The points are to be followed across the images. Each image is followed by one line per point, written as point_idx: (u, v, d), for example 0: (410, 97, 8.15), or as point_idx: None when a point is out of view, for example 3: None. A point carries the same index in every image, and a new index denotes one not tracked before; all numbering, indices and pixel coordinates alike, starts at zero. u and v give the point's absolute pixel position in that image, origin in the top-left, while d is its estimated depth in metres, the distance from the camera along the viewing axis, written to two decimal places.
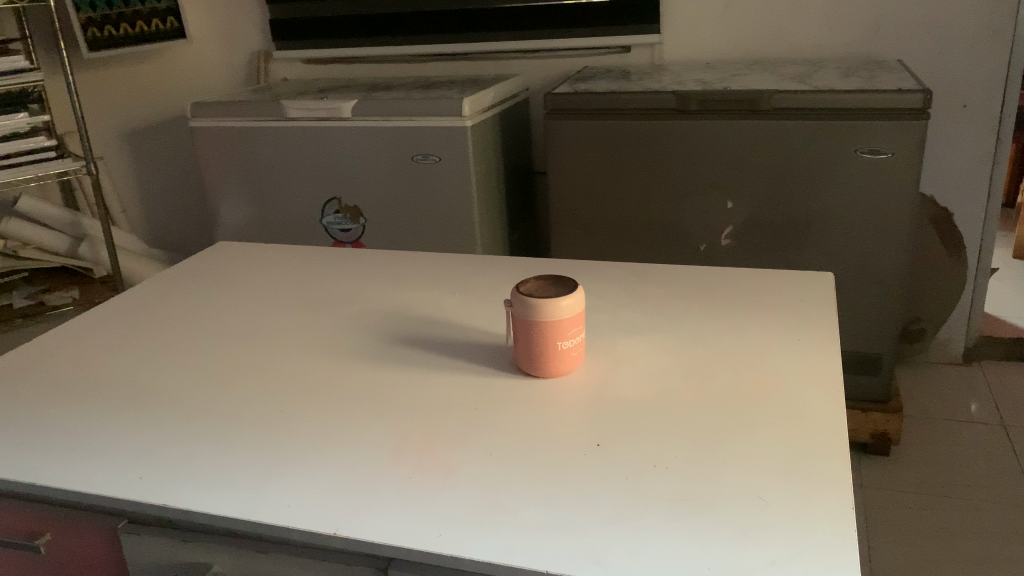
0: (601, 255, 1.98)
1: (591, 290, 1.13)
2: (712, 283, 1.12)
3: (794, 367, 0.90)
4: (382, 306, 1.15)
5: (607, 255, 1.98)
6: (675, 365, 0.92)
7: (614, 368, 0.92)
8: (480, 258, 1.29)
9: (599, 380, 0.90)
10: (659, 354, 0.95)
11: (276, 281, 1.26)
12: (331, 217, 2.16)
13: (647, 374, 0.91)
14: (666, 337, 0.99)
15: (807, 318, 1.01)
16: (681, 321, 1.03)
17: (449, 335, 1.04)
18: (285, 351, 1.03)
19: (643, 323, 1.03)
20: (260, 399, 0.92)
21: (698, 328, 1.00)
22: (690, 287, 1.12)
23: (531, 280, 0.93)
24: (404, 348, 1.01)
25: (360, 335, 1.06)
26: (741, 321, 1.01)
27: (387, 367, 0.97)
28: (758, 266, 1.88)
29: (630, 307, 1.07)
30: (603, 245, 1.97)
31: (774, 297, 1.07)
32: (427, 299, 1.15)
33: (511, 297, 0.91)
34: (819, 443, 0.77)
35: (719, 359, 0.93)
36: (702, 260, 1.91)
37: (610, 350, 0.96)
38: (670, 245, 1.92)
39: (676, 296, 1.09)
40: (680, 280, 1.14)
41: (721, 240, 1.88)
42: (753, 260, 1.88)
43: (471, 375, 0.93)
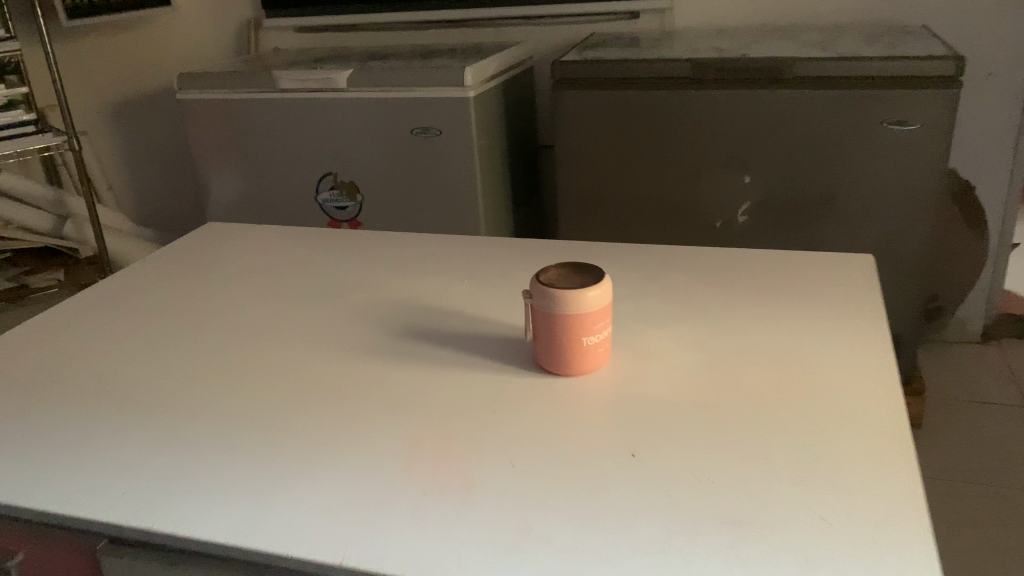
0: (611, 232, 1.89)
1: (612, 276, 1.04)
2: (744, 270, 1.04)
3: (843, 365, 0.81)
4: (385, 295, 1.05)
5: (618, 235, 1.89)
6: (711, 362, 0.84)
7: (644, 365, 0.84)
8: (490, 240, 1.20)
9: (628, 378, 0.82)
10: (693, 349, 0.86)
11: (268, 268, 1.17)
12: (326, 194, 2.06)
13: (682, 372, 0.82)
14: (700, 329, 0.90)
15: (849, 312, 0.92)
16: (713, 311, 0.94)
17: (460, 326, 0.95)
18: (280, 346, 0.94)
19: (672, 313, 0.94)
20: (254, 402, 0.83)
21: (734, 321, 0.92)
22: (720, 273, 1.03)
23: (553, 269, 0.85)
24: (410, 343, 0.92)
25: (362, 327, 0.97)
26: (779, 314, 0.93)
27: (394, 365, 0.88)
28: (776, 246, 1.80)
29: (656, 295, 0.99)
30: (613, 225, 1.88)
31: (813, 284, 0.98)
32: (434, 287, 1.07)
33: (530, 287, 0.82)
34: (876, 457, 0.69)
35: (758, 357, 0.84)
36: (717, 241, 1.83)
37: (638, 344, 0.88)
38: (683, 225, 1.83)
39: (705, 282, 1.01)
40: (709, 266, 1.05)
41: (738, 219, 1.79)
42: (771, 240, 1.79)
43: (486, 373, 0.85)
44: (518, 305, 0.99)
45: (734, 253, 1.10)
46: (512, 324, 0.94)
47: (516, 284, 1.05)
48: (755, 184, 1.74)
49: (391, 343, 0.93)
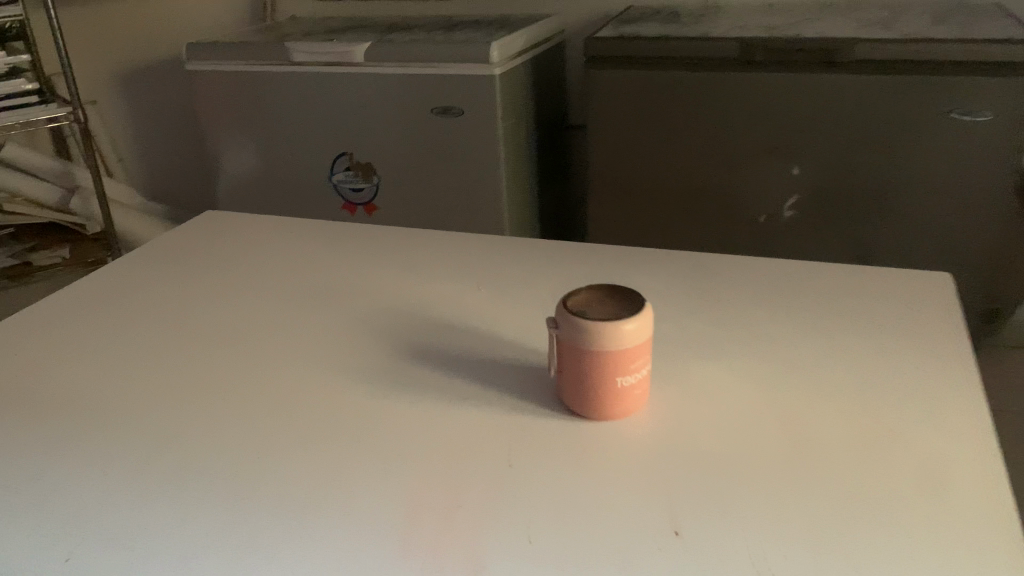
0: (645, 225, 1.75)
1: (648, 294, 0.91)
2: (801, 293, 0.90)
3: (924, 424, 0.69)
4: (390, 307, 0.93)
5: (650, 231, 1.76)
6: (768, 413, 0.71)
7: (687, 412, 0.71)
8: (512, 242, 1.08)
9: (669, 427, 0.70)
10: (746, 393, 0.74)
11: (265, 270, 1.06)
12: (341, 175, 1.94)
13: (732, 424, 0.70)
14: (753, 364, 0.78)
15: (929, 355, 0.79)
16: (769, 341, 0.81)
17: (472, 350, 0.83)
18: (267, 368, 0.83)
19: (720, 342, 0.81)
20: (233, 441, 0.72)
21: (793, 358, 0.79)
22: (773, 292, 0.90)
23: (582, 293, 0.72)
24: (413, 370, 0.80)
25: (360, 347, 0.86)
26: (844, 353, 0.80)
27: (393, 400, 0.76)
28: (824, 246, 1.65)
29: (697, 320, 0.86)
30: (646, 219, 1.75)
31: (883, 315, 0.86)
32: (445, 297, 0.94)
33: (555, 315, 0.70)
34: (980, 558, 0.56)
35: (823, 408, 0.72)
36: (759, 242, 1.68)
37: (679, 382, 0.75)
38: (722, 219, 1.69)
39: (757, 303, 0.88)
40: (759, 285, 0.92)
41: (782, 218, 1.64)
42: (819, 241, 1.64)
43: (499, 414, 0.73)
44: (540, 325, 0.87)
45: (789, 269, 0.96)
46: (532, 349, 0.82)
47: (538, 297, 0.92)
48: (803, 180, 1.60)
49: (392, 370, 0.81)
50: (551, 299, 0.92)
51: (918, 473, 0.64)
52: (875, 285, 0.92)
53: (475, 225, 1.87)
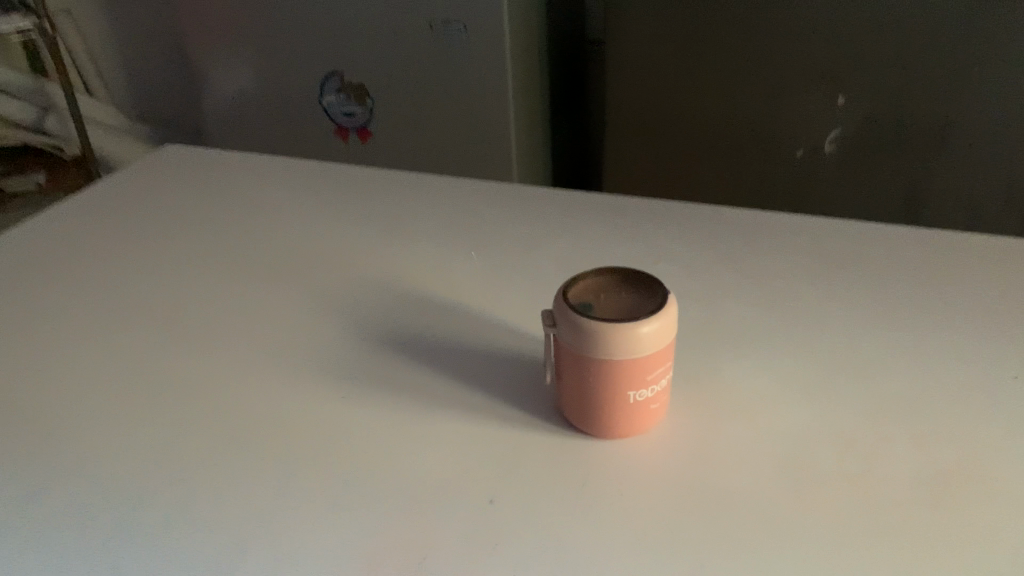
0: (670, 160, 1.58)
1: (670, 280, 0.76)
2: (858, 279, 0.75)
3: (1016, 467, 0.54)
4: (363, 283, 0.79)
5: (675, 167, 1.58)
6: (818, 445, 0.57)
7: (716, 443, 0.57)
8: (513, 196, 0.92)
9: (692, 458, 0.56)
10: (791, 417, 0.60)
11: (227, 229, 0.91)
12: (331, 97, 1.76)
13: (772, 460, 0.56)
14: (797, 375, 0.64)
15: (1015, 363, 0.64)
16: (816, 345, 0.67)
17: (455, 342, 0.68)
18: (211, 356, 0.70)
19: (758, 343, 0.67)
20: (160, 452, 0.60)
21: (850, 368, 0.64)
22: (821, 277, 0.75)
23: (590, 281, 0.57)
24: (381, 367, 0.66)
25: (321, 335, 0.71)
26: (915, 363, 0.64)
27: (353, 408, 0.62)
28: (872, 188, 1.45)
29: (730, 315, 0.71)
30: (671, 159, 1.58)
31: (956, 311, 0.71)
32: (428, 272, 0.79)
33: (554, 311, 0.56)
34: None
35: (890, 441, 0.57)
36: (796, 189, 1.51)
37: (707, 397, 0.62)
38: (757, 156, 1.50)
39: (802, 292, 0.73)
40: (807, 268, 0.77)
41: (823, 159, 1.45)
42: (865, 182, 1.45)
43: (482, 435, 0.58)
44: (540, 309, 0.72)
45: (844, 244, 0.80)
46: (529, 343, 0.67)
47: (539, 272, 0.77)
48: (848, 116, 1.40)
49: (357, 366, 0.67)
50: (553, 275, 0.77)
51: (1011, 538, 0.50)
52: (950, 267, 0.76)
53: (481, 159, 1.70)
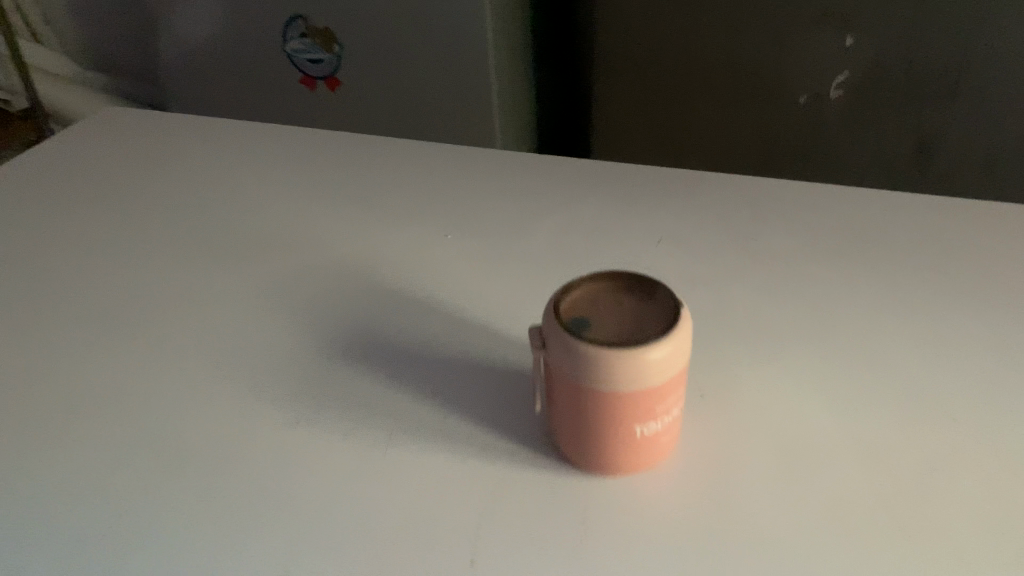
0: (639, 111, 1.31)
1: (676, 265, 0.67)
2: (886, 261, 0.66)
3: None
4: (325, 273, 0.69)
5: (644, 120, 1.32)
6: (854, 474, 0.49)
7: (736, 476, 0.49)
8: (496, 163, 0.81)
9: (709, 498, 0.48)
10: (821, 439, 0.51)
11: (173, 204, 0.81)
12: (296, 42, 1.36)
13: (804, 495, 0.48)
14: (825, 381, 0.56)
15: None
16: (846, 342, 0.59)
17: (434, 347, 0.59)
18: (151, 365, 0.60)
19: (778, 343, 0.59)
20: (94, 490, 0.51)
21: (885, 374, 0.56)
22: (845, 259, 0.67)
23: (584, 290, 0.48)
24: (347, 380, 0.57)
25: (277, 337, 0.62)
26: (959, 363, 0.56)
27: (315, 433, 0.53)
28: (885, 144, 1.17)
29: (747, 309, 0.62)
30: (647, 113, 1.31)
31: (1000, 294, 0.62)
32: (400, 258, 0.70)
33: (543, 328, 0.46)
34: None
35: (937, 464, 0.49)
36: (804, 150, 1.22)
37: (726, 414, 0.54)
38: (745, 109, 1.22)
39: (826, 278, 0.65)
40: (829, 249, 0.68)
41: (827, 114, 1.17)
42: (878, 138, 1.17)
43: (467, 469, 0.50)
44: (531, 303, 0.63)
45: (867, 219, 0.71)
46: (517, 347, 0.59)
47: (528, 256, 0.68)
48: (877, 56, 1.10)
49: (319, 378, 0.58)
50: (544, 260, 0.67)
51: None
52: (987, 243, 0.68)
53: (412, 121, 1.37)
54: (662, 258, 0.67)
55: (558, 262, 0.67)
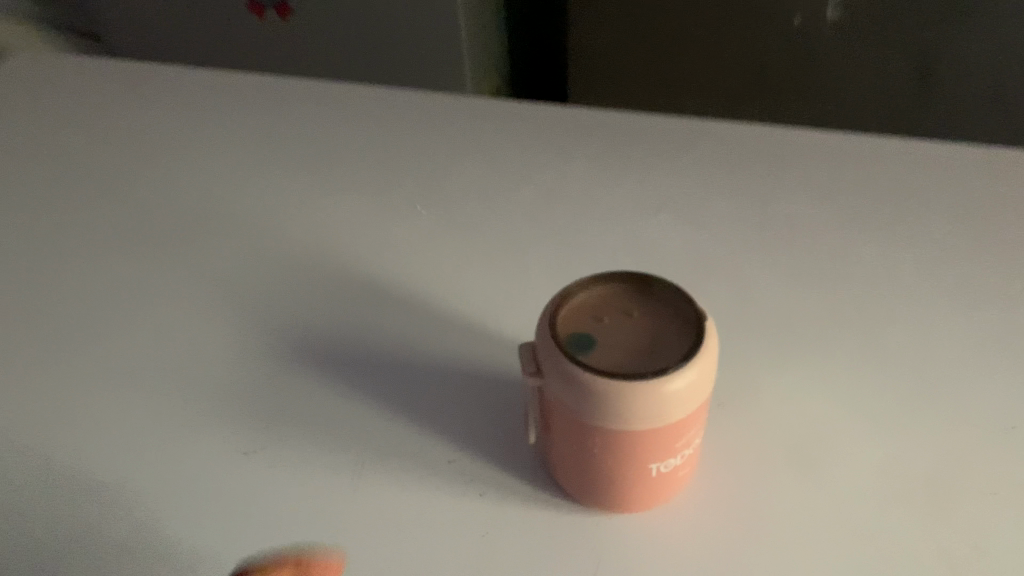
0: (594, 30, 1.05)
1: (680, 237, 0.58)
2: (919, 225, 0.58)
3: None
4: (268, 249, 0.58)
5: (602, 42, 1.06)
6: (895, 497, 0.43)
7: (761, 502, 0.43)
8: (469, 106, 0.69)
9: (735, 537, 0.41)
10: (859, 458, 0.44)
11: (81, 156, 0.67)
12: None
13: (838, 528, 0.42)
14: (862, 384, 0.48)
15: None
16: (888, 334, 0.51)
17: (404, 350, 0.51)
18: (65, 370, 0.50)
19: (808, 336, 0.51)
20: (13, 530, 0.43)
21: (925, 366, 0.49)
22: (878, 228, 0.58)
23: (584, 299, 0.40)
24: (302, 393, 0.48)
25: (216, 331, 0.52)
26: (1010, 356, 0.49)
27: (266, 464, 0.45)
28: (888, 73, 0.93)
29: (764, 289, 0.54)
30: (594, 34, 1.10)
31: None
32: (357, 230, 0.59)
33: (537, 353, 0.38)
34: None
35: (991, 484, 0.43)
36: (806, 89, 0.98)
37: (752, 429, 0.46)
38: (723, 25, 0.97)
39: (857, 252, 0.56)
40: (854, 211, 0.59)
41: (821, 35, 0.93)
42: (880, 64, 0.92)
43: (448, 509, 0.43)
44: (514, 291, 0.54)
45: (897, 173, 0.62)
46: (501, 348, 0.50)
47: (509, 232, 0.59)
48: None
49: (268, 390, 0.49)
50: (527, 236, 0.58)
51: None
52: None
53: (317, 59, 1.15)
54: (665, 230, 0.59)
55: (545, 239, 0.58)
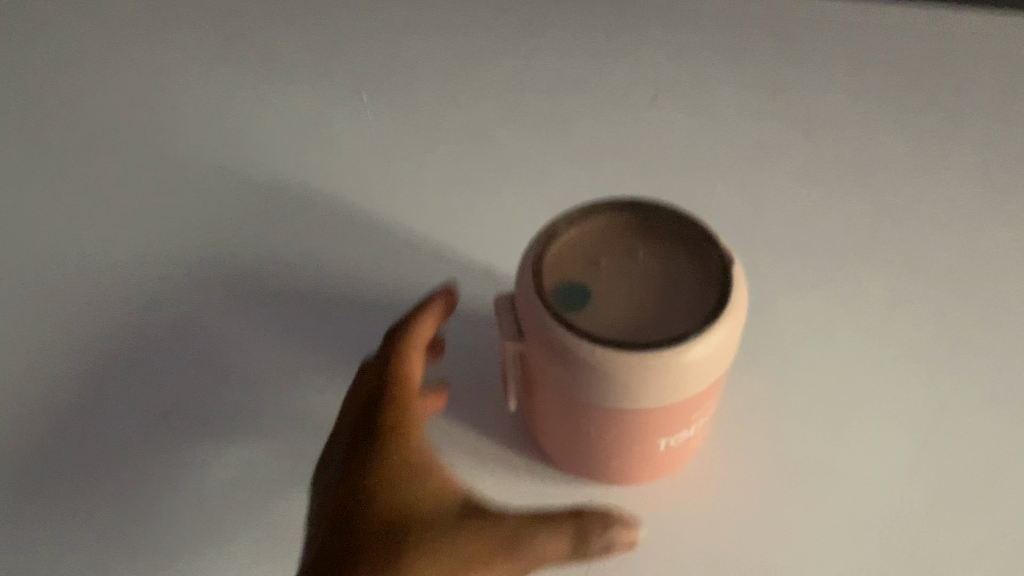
0: None
1: (679, 133, 0.49)
2: (973, 120, 0.48)
3: None
4: (186, 154, 0.49)
5: None
6: (889, 519, 0.35)
7: (739, 510, 0.35)
8: None
9: (747, 511, 0.35)
10: (895, 410, 0.38)
11: None
12: None
13: (848, 508, 0.35)
14: (896, 320, 0.41)
15: None
16: (924, 254, 0.43)
17: (352, 291, 0.43)
18: None
19: (835, 262, 0.43)
20: None
21: (959, 332, 0.40)
22: (916, 120, 0.49)
23: (575, 238, 0.32)
24: (232, 347, 0.41)
25: (122, 261, 0.44)
26: None
27: (188, 435, 0.39)
28: None
29: (779, 197, 0.46)
30: None
31: None
32: (294, 138, 0.50)
33: (514, 305, 0.31)
34: None
35: (1006, 524, 0.35)
36: None
37: (770, 380, 0.39)
38: None
39: (891, 154, 0.47)
40: (887, 96, 0.50)
41: None
42: None
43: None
44: (483, 215, 0.45)
45: (952, 51, 0.51)
46: (470, 285, 0.42)
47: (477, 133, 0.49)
48: None
49: (191, 342, 0.41)
50: (498, 140, 0.49)
51: None
52: None
53: None
54: (660, 124, 0.49)
55: (517, 143, 0.48)
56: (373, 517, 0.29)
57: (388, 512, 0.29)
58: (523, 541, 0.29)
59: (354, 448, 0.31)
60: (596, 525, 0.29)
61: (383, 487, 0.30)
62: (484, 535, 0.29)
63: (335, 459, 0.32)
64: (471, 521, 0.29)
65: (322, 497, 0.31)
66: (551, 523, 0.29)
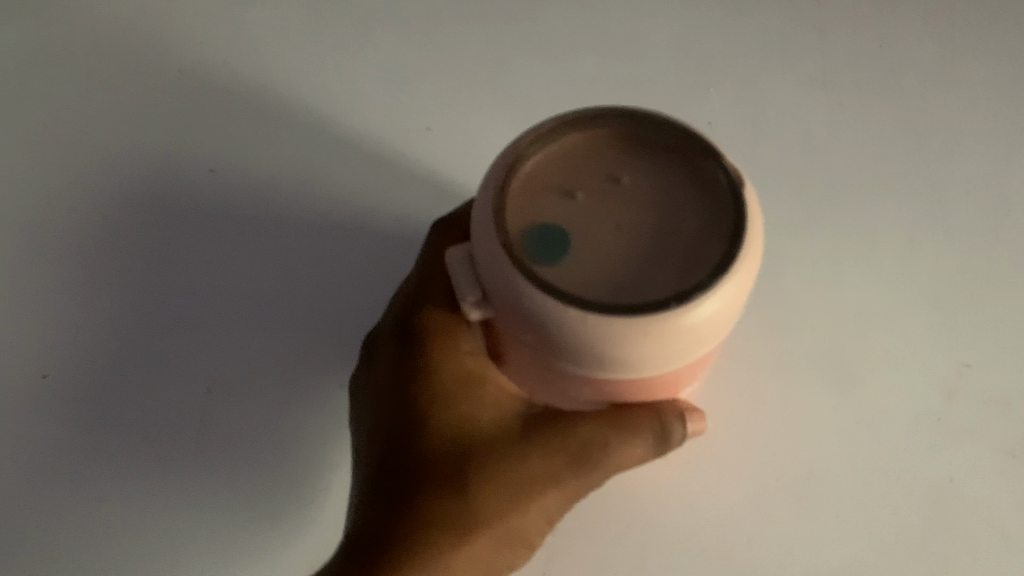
0: None
1: (662, 31, 0.40)
2: (1008, 22, 0.41)
3: None
4: (39, 56, 0.38)
5: None
6: (877, 505, 0.32)
7: (732, 475, 0.32)
8: None
9: (740, 463, 0.32)
10: (897, 343, 0.34)
11: None
12: None
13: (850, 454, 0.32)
14: (899, 235, 0.36)
15: None
16: (934, 157, 0.38)
17: (258, 248, 0.35)
18: None
19: (836, 172, 0.37)
20: None
21: (961, 247, 0.36)
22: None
23: (545, 166, 0.25)
24: (108, 323, 0.33)
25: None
26: None
27: (46, 437, 0.31)
28: None
29: (776, 112, 0.38)
30: None
31: None
32: (186, 37, 0.39)
33: (473, 258, 0.24)
34: None
35: (1005, 523, 0.31)
36: None
37: (771, 315, 0.35)
38: None
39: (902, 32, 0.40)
40: None
41: None
42: None
43: (315, 490, 0.31)
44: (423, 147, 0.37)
45: None
46: (407, 238, 0.35)
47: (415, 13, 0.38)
48: None
49: (56, 319, 0.33)
50: (442, 42, 0.39)
51: None
52: None
53: None
54: (641, 19, 0.40)
55: (467, 48, 0.39)
56: (432, 445, 0.28)
57: (453, 441, 0.28)
58: (596, 450, 0.27)
59: (396, 367, 0.29)
60: (673, 420, 0.27)
61: (435, 412, 0.28)
62: (560, 438, 0.27)
63: (376, 374, 0.30)
64: (536, 434, 0.28)
65: (370, 418, 0.29)
66: (621, 428, 0.26)
